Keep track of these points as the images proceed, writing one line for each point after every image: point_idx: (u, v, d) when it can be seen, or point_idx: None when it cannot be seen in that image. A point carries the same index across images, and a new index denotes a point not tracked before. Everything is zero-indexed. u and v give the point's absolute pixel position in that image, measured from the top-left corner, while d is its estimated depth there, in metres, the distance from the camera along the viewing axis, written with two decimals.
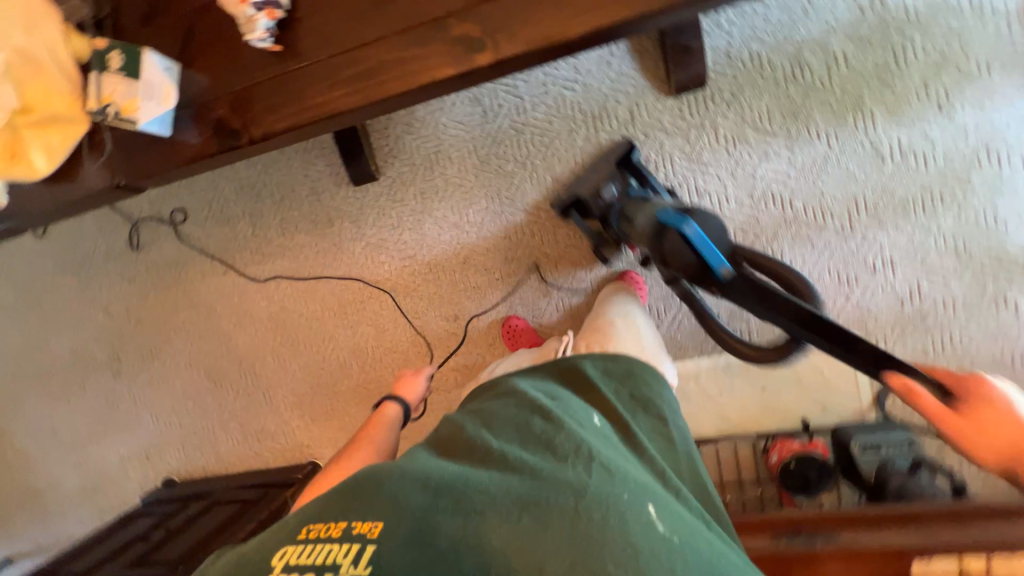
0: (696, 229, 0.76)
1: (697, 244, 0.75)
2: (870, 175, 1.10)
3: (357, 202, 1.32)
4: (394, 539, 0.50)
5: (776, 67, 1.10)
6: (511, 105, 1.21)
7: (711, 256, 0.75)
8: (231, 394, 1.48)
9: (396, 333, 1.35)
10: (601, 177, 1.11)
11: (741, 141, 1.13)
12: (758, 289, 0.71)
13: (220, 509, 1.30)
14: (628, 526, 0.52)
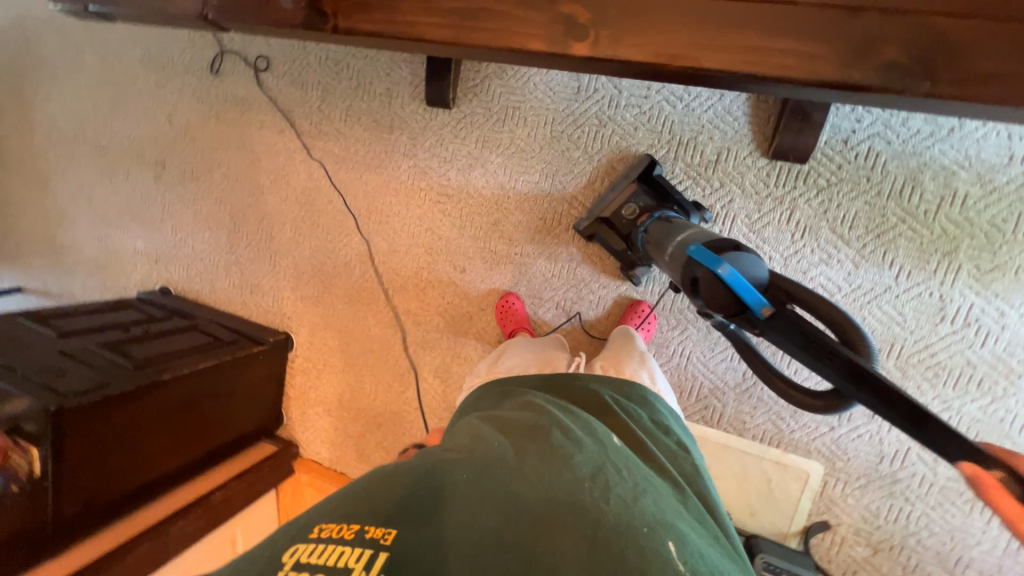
0: (731, 271, 0.65)
1: (730, 286, 0.65)
2: (921, 327, 1.02)
3: (421, 122, 1.31)
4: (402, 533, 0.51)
5: (887, 176, 1.00)
6: (606, 95, 1.15)
7: (748, 298, 0.65)
8: (244, 242, 1.56)
9: (405, 258, 1.38)
10: (623, 195, 1.11)
11: (810, 234, 1.06)
12: (806, 332, 0.61)
13: (194, 332, 1.41)
14: (643, 555, 0.50)
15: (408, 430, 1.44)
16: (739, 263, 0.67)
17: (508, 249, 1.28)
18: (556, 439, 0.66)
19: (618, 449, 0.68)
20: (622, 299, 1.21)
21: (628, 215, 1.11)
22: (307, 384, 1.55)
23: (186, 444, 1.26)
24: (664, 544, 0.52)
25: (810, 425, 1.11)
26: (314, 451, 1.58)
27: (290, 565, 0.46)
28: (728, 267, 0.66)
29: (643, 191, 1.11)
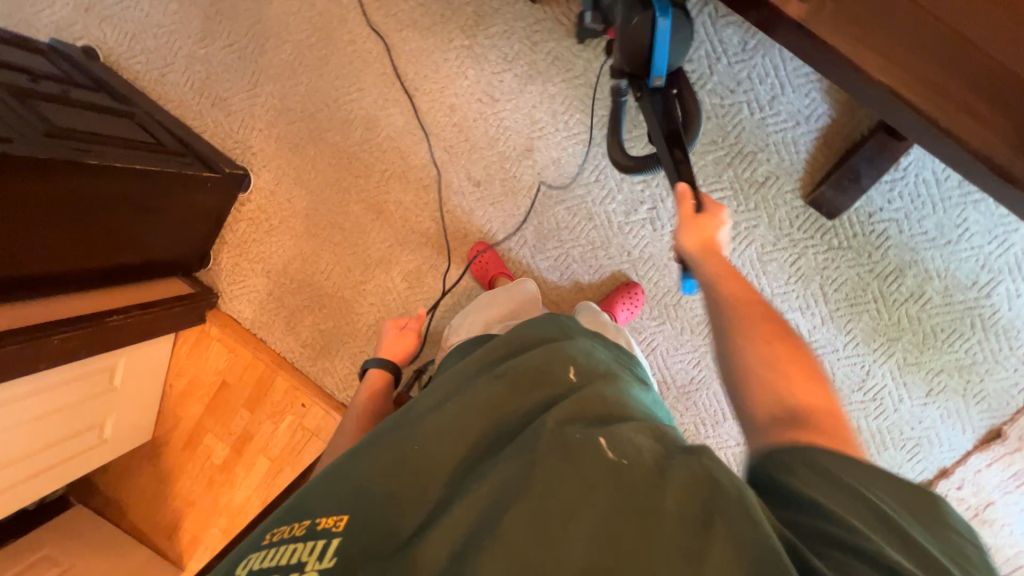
0: (666, 27, 0.83)
1: (658, 39, 0.84)
2: (841, 390, 1.18)
3: (496, 3, 1.13)
4: (354, 515, 0.52)
5: (882, 259, 1.11)
6: (697, 70, 1.09)
7: (657, 64, 0.86)
8: (223, 41, 1.26)
9: (418, 144, 1.22)
10: None
11: (802, 283, 1.14)
12: (667, 108, 0.88)
13: (130, 123, 1.13)
14: (575, 468, 0.48)
15: (353, 322, 1.33)
16: (675, 26, 0.85)
17: (533, 181, 1.19)
18: (481, 384, 0.60)
19: (557, 363, 0.61)
20: (619, 276, 1.21)
21: None
22: (252, 235, 1.35)
23: (88, 248, 1.05)
24: (593, 448, 0.49)
25: (722, 436, 1.25)
26: (236, 308, 1.40)
27: (247, 572, 0.50)
28: (665, 21, 0.83)
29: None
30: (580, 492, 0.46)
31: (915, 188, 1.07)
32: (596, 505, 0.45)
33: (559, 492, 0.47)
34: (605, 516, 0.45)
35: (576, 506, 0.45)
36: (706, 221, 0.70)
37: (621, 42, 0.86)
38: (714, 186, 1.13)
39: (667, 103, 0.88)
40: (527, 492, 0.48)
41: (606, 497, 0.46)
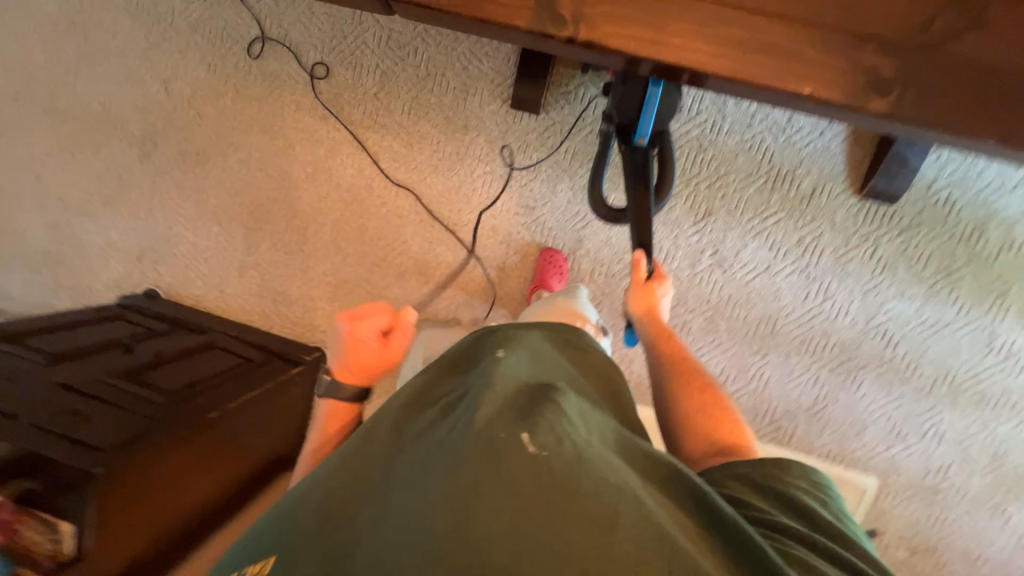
0: (657, 95, 0.85)
1: (645, 100, 0.85)
2: (972, 357, 1.14)
3: (502, 126, 1.21)
4: (280, 554, 0.44)
5: (959, 222, 1.10)
6: (709, 118, 1.14)
7: (641, 121, 0.88)
8: (268, 243, 1.34)
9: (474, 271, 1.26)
10: None
11: (888, 271, 1.13)
12: (643, 164, 0.89)
13: (224, 360, 1.21)
14: (497, 468, 0.44)
15: None
16: (666, 93, 0.86)
17: (592, 267, 1.22)
18: (422, 418, 0.55)
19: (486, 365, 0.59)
20: (707, 326, 1.20)
21: None
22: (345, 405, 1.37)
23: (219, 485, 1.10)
24: (513, 442, 0.46)
25: (869, 442, 1.19)
26: None
27: None
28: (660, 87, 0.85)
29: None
30: (508, 489, 0.43)
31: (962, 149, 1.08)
32: (523, 495, 0.42)
33: (481, 491, 0.43)
34: (531, 506, 0.42)
35: (500, 499, 0.42)
36: (651, 287, 0.82)
37: (615, 92, 0.87)
38: (766, 213, 1.15)
39: (648, 162, 0.89)
40: (452, 492, 0.43)
41: (531, 486, 0.43)
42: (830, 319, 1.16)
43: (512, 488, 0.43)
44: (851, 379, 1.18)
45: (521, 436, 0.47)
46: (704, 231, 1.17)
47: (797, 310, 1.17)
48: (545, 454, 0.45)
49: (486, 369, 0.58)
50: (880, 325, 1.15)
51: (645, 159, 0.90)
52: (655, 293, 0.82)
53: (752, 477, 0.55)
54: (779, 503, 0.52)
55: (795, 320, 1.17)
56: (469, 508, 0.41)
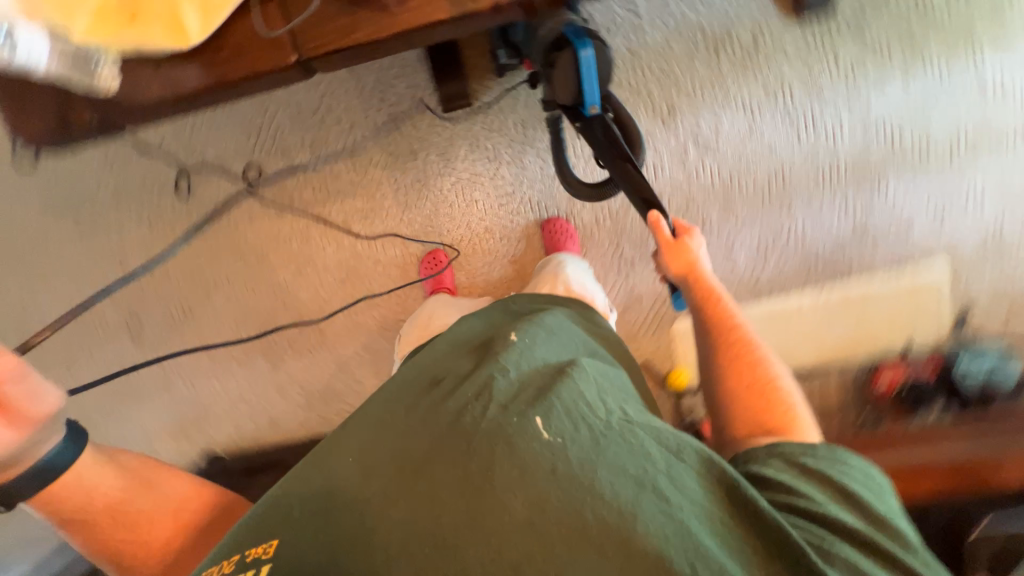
0: (591, 61, 0.77)
1: (580, 71, 0.78)
2: (974, 110, 1.13)
3: (446, 132, 1.18)
4: (290, 534, 0.49)
5: None
6: (627, 23, 1.12)
7: (587, 94, 0.81)
8: (289, 356, 1.29)
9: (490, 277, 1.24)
10: None
11: (860, 73, 1.13)
12: (608, 135, 0.84)
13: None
14: (515, 454, 0.49)
15: None
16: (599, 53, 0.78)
17: (593, 214, 1.20)
18: (433, 403, 0.59)
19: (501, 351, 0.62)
20: (725, 210, 1.18)
21: None
22: None
23: None
24: (530, 428, 0.51)
25: (926, 236, 1.17)
26: None
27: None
28: (590, 51, 0.77)
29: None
30: (521, 473, 0.48)
31: None
32: (536, 480, 0.47)
33: (500, 480, 0.48)
34: (547, 492, 0.47)
35: (516, 485, 0.47)
36: (682, 245, 0.80)
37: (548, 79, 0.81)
38: (724, 81, 1.14)
39: (609, 129, 0.84)
40: (468, 483, 0.48)
41: (543, 471, 0.48)
42: (831, 144, 1.15)
43: (524, 474, 0.48)
44: (878, 187, 1.17)
45: (534, 421, 0.51)
46: (678, 122, 1.15)
47: (798, 153, 1.16)
48: (560, 438, 0.50)
49: (501, 353, 0.62)
50: (877, 121, 1.14)
51: (604, 128, 0.84)
52: (684, 251, 0.79)
53: (802, 463, 0.55)
54: (826, 488, 0.53)
55: (801, 162, 1.16)
56: (486, 498, 0.47)
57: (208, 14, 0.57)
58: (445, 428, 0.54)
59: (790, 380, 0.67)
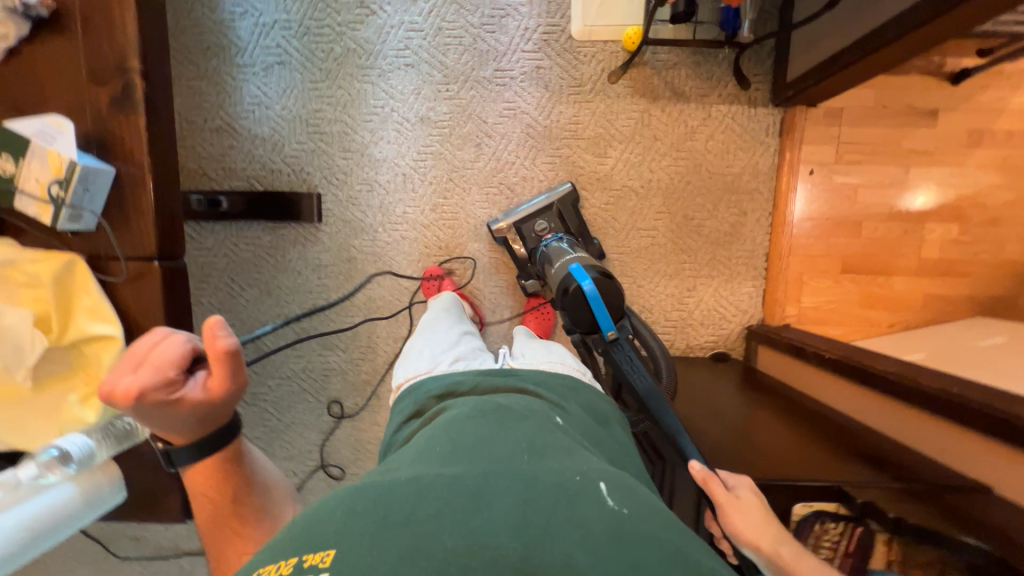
0: (595, 298, 0.85)
1: (589, 303, 0.86)
2: None
3: (340, 223, 1.28)
4: (347, 544, 0.44)
5: None
6: (281, 31, 1.22)
7: (601, 319, 0.86)
8: None
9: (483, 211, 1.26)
10: (532, 211, 1.17)
11: None
12: (627, 366, 0.86)
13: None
14: (581, 516, 0.46)
15: (675, 169, 1.22)
16: (608, 293, 0.86)
17: (444, 98, 1.22)
18: (491, 441, 0.59)
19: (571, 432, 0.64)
20: None
21: (535, 233, 1.17)
22: (660, 316, 1.26)
23: (760, 419, 0.95)
24: (595, 494, 0.50)
25: None
26: (748, 294, 1.25)
27: None
28: (592, 288, 0.86)
29: (551, 213, 1.17)
30: (579, 533, 0.45)
31: None
32: (598, 544, 0.44)
33: (551, 535, 0.44)
34: (605, 553, 0.43)
35: (581, 532, 0.45)
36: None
37: (561, 307, 0.89)
38: None
39: (628, 357, 0.87)
40: (523, 526, 0.45)
41: (593, 538, 0.44)
42: None
43: (586, 534, 0.45)
44: None
45: (600, 487, 0.51)
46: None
47: None
48: (625, 510, 0.49)
49: (554, 430, 0.64)
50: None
51: (625, 354, 0.87)
52: None
53: None
54: None
55: None
56: (541, 552, 0.43)
57: (110, 318, 0.62)
58: (510, 468, 0.53)
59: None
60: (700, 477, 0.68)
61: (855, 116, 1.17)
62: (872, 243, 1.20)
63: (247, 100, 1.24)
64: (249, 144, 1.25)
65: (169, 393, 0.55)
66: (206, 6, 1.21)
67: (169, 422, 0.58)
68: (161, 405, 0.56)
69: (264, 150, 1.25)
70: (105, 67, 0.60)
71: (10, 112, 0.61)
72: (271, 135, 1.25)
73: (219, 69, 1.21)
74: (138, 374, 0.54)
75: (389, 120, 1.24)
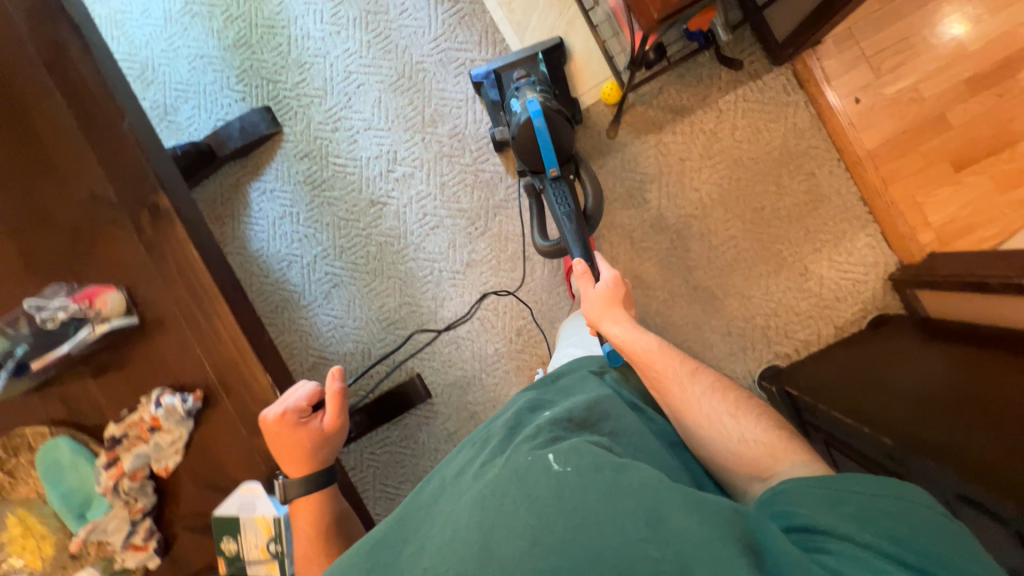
0: (540, 126, 0.95)
1: (537, 135, 0.96)
2: None
3: (445, 386, 1.32)
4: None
5: (249, 48, 1.35)
6: (318, 258, 1.36)
7: (546, 151, 0.97)
8: None
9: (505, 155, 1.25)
10: (507, 66, 1.11)
11: (301, 57, 1.32)
12: (561, 188, 1.00)
13: (843, 460, 0.92)
14: (528, 488, 0.50)
15: (720, 173, 1.17)
16: (551, 122, 0.97)
17: (477, 236, 1.28)
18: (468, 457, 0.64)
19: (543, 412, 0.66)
20: (444, 121, 1.27)
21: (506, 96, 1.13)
22: (789, 312, 1.16)
23: (996, 377, 0.79)
24: (539, 466, 0.53)
25: None
26: (868, 245, 1.13)
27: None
28: (540, 120, 0.95)
29: (535, 65, 1.10)
30: (525, 504, 0.49)
31: (212, 97, 1.37)
32: (544, 511, 0.48)
33: (506, 513, 0.49)
34: (546, 515, 0.47)
35: (525, 506, 0.49)
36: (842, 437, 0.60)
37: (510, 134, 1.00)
38: (333, 165, 1.33)
39: (557, 191, 1.00)
40: (484, 514, 0.50)
41: (535, 506, 0.49)
42: (359, 55, 1.30)
43: (534, 504, 0.49)
44: None
45: (547, 456, 0.54)
46: (376, 177, 1.31)
47: (373, 77, 1.29)
48: (567, 467, 0.52)
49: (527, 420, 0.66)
50: (315, 5, 1.31)
51: (555, 189, 1.00)
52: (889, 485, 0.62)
53: None
54: None
55: (383, 69, 1.29)
56: (497, 531, 0.48)
57: None
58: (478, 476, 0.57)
59: (714, 403, 0.69)
60: (577, 270, 0.90)
61: (866, 26, 1.09)
62: (970, 126, 1.06)
63: (322, 328, 1.36)
64: (343, 364, 1.35)
65: (304, 418, 0.69)
66: (262, 274, 1.38)
67: (288, 440, 0.69)
68: (293, 429, 0.69)
69: (357, 362, 1.35)
70: (259, 417, 0.69)
71: (206, 490, 0.70)
72: (360, 347, 1.35)
73: (293, 319, 1.35)
74: (284, 404, 0.69)
75: (443, 281, 1.30)
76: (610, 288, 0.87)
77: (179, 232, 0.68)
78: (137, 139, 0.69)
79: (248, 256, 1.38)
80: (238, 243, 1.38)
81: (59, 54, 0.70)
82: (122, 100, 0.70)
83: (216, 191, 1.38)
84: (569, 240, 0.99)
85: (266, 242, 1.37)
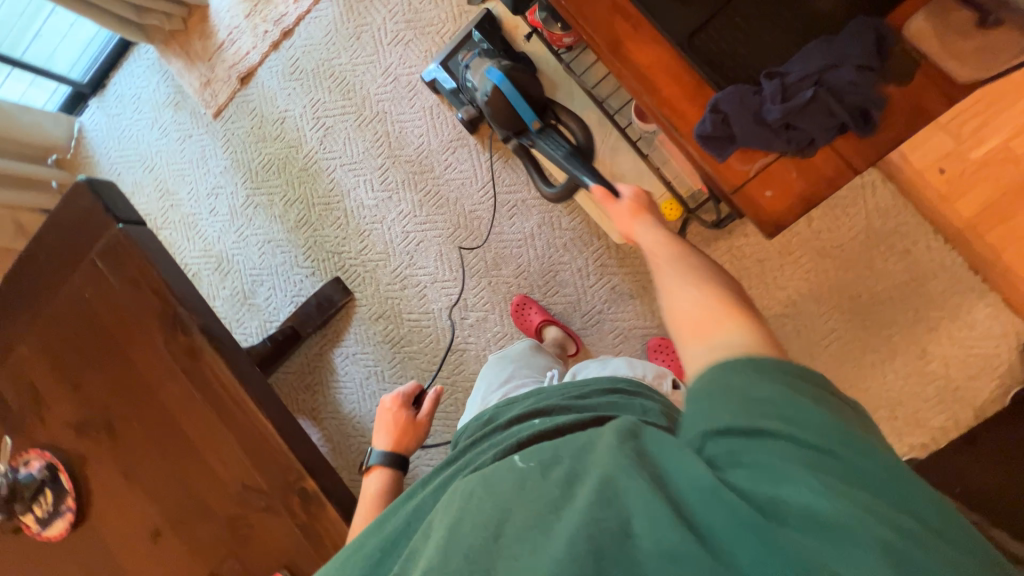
0: (509, 90, 1.03)
1: (511, 101, 1.04)
2: (339, 127, 1.39)
3: None
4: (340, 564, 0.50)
5: (309, 228, 1.42)
6: None
7: (523, 111, 1.04)
8: None
9: (480, 132, 1.29)
10: (455, 48, 1.20)
11: (358, 225, 1.39)
12: (550, 136, 1.06)
13: None
14: (490, 487, 0.43)
15: (803, 266, 1.12)
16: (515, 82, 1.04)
17: None
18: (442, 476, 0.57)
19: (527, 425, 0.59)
20: (508, 263, 1.29)
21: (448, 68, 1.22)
22: (918, 399, 1.07)
23: None
24: (506, 464, 0.47)
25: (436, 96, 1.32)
26: (990, 315, 1.04)
27: None
28: (506, 85, 1.03)
29: (474, 39, 1.17)
30: (484, 499, 0.42)
31: (281, 280, 1.45)
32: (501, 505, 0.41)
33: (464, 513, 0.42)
34: (502, 507, 0.41)
35: (481, 504, 0.42)
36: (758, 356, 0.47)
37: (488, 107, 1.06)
38: (408, 320, 1.36)
39: (549, 140, 1.06)
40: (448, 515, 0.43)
41: (496, 499, 0.42)
42: (414, 216, 1.34)
43: (489, 499, 0.42)
44: (427, 155, 1.33)
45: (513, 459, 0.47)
46: (451, 326, 1.33)
47: (430, 232, 1.34)
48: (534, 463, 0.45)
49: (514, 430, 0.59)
50: (365, 176, 1.38)
51: (546, 139, 1.06)
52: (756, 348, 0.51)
53: None
54: None
55: (438, 224, 1.33)
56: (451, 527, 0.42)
57: None
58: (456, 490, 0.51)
59: (693, 291, 0.53)
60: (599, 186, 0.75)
61: None
62: None
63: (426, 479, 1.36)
64: None
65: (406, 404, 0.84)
66: (357, 434, 1.40)
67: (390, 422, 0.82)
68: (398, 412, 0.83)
69: None
70: None
71: None
72: None
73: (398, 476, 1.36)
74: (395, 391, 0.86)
75: None
76: (631, 197, 0.70)
77: (331, 511, 0.71)
78: (278, 427, 0.74)
79: (342, 418, 1.41)
80: (330, 408, 1.42)
81: (195, 358, 0.75)
82: (257, 387, 0.75)
83: (302, 362, 1.44)
84: (578, 173, 1.01)
85: (357, 403, 1.41)
